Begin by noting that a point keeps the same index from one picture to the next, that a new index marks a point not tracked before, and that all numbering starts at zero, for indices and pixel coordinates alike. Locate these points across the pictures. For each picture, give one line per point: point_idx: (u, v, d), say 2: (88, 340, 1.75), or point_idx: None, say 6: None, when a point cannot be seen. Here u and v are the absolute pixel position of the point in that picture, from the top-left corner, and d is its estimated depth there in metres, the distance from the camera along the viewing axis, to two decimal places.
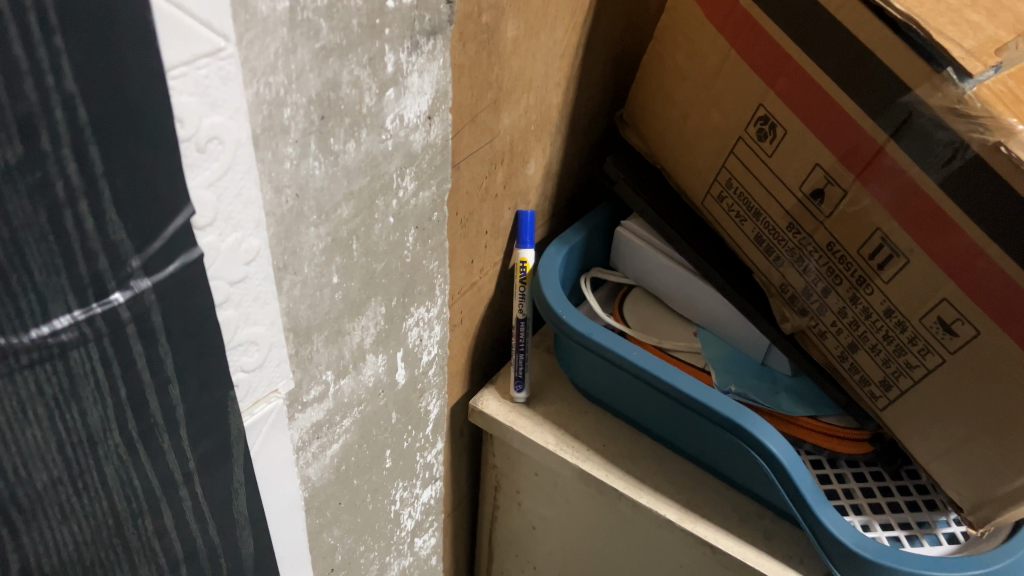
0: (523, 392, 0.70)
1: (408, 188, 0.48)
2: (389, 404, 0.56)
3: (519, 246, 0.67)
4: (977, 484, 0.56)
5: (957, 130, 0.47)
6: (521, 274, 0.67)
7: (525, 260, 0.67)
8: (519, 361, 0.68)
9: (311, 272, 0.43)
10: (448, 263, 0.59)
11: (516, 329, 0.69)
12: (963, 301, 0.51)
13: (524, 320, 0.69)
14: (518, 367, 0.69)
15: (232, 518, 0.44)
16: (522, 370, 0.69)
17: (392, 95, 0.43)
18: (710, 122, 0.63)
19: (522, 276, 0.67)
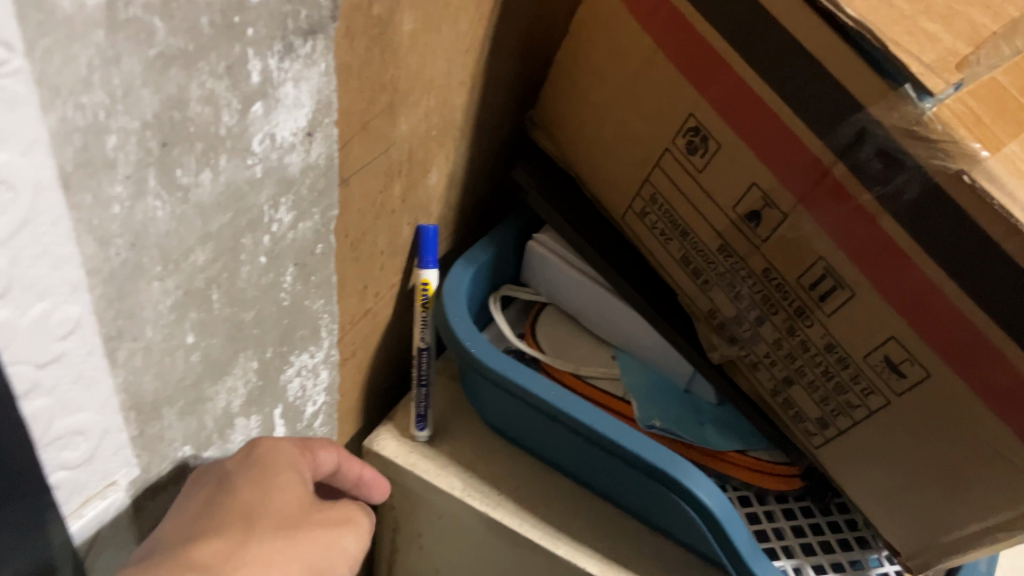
0: (425, 430, 0.62)
1: (283, 221, 0.39)
2: None
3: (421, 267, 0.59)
4: (921, 529, 0.53)
5: (914, 154, 0.42)
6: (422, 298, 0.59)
7: (427, 282, 0.59)
8: (421, 398, 0.61)
9: (156, 336, 0.34)
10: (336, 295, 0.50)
11: (416, 360, 0.61)
12: (914, 340, 0.46)
13: (427, 350, 0.61)
14: (422, 406, 0.61)
15: None
16: (422, 408, 0.61)
17: (259, 110, 0.34)
18: (633, 131, 0.56)
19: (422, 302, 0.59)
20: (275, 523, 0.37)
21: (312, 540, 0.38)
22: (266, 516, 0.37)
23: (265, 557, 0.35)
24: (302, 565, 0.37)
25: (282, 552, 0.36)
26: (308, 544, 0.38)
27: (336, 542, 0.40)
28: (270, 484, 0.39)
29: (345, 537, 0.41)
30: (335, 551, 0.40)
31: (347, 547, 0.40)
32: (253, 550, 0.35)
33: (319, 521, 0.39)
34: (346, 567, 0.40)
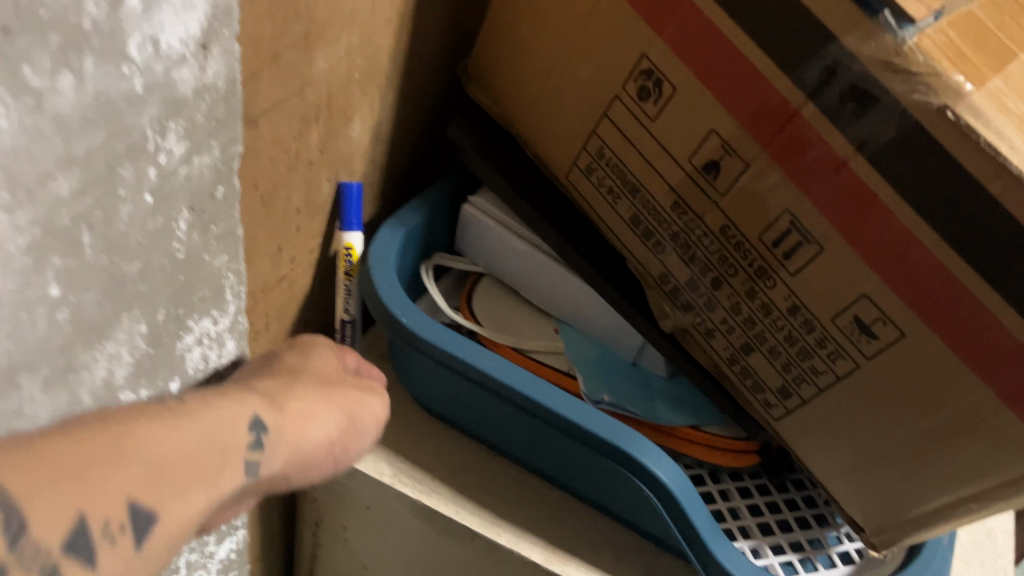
0: None
1: (173, 151, 0.32)
2: None
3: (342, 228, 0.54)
4: (885, 505, 0.50)
5: (893, 89, 0.38)
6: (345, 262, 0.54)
7: (351, 246, 0.54)
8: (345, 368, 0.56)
9: (6, 286, 0.27)
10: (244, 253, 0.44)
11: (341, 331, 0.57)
12: (887, 298, 0.43)
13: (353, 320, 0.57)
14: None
15: None
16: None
17: (137, 4, 0.27)
18: (578, 77, 0.51)
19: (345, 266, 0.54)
20: (317, 378, 0.38)
21: (343, 394, 0.38)
22: (306, 374, 0.37)
23: (302, 402, 0.35)
24: (335, 414, 0.36)
25: (322, 399, 0.36)
26: (340, 397, 0.37)
27: (361, 405, 0.38)
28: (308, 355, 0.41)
29: (371, 404, 0.40)
30: (362, 415, 0.38)
31: (370, 412, 0.39)
32: (300, 386, 0.36)
33: (347, 383, 0.39)
34: (370, 436, 0.39)
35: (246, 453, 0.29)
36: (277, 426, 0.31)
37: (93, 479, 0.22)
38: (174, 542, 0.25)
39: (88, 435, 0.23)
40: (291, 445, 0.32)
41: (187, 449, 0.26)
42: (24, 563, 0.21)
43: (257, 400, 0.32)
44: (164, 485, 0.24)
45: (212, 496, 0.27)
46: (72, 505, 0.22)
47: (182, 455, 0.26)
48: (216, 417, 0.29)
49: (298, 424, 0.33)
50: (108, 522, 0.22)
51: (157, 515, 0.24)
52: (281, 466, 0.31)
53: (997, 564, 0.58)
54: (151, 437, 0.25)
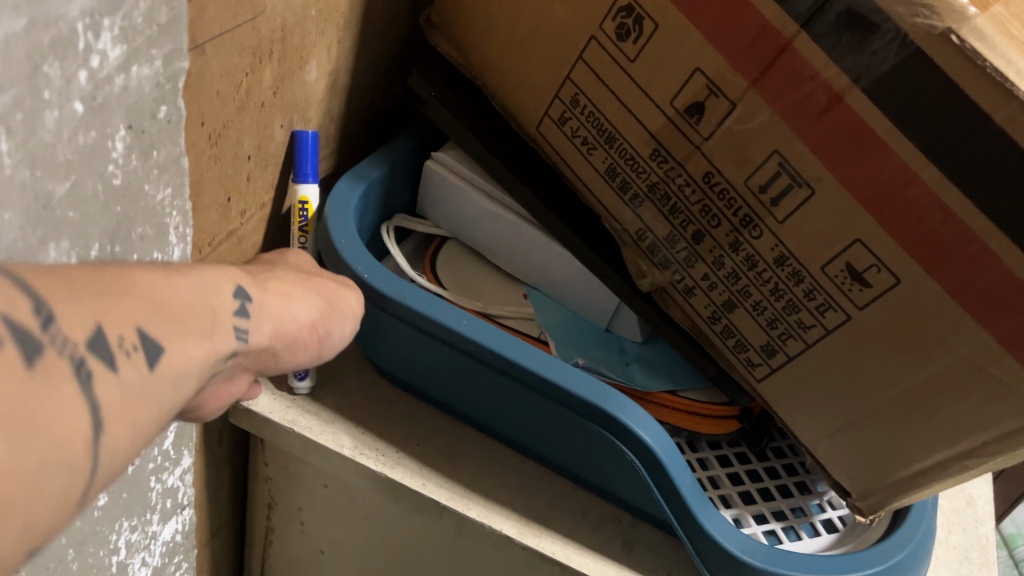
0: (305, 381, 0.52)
1: (107, 54, 0.28)
2: None
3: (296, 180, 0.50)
4: (873, 467, 0.47)
5: (894, 14, 0.36)
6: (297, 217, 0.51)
7: (306, 200, 0.50)
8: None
9: None
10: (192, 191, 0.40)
11: None
12: (882, 242, 0.40)
13: None
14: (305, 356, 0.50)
15: None
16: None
17: None
18: (551, 19, 0.48)
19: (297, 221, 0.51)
20: (296, 269, 0.39)
21: (320, 279, 0.38)
22: (287, 265, 0.39)
23: (281, 282, 0.35)
24: (314, 295, 0.37)
25: (297, 282, 0.36)
26: (317, 281, 0.38)
27: (340, 291, 0.39)
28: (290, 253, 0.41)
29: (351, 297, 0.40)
30: (341, 298, 0.38)
31: (350, 301, 0.39)
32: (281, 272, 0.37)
33: (327, 274, 0.40)
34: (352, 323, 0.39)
35: (234, 319, 0.30)
36: (258, 294, 0.33)
37: (104, 304, 0.25)
38: (179, 378, 0.27)
39: (94, 276, 0.25)
40: (274, 315, 0.33)
41: (182, 298, 0.28)
42: (55, 350, 0.23)
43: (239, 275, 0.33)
44: (165, 319, 0.26)
45: (206, 345, 0.28)
46: (90, 315, 0.24)
47: (180, 304, 0.28)
48: (204, 280, 0.30)
49: (279, 297, 0.34)
50: (122, 335, 0.24)
51: (161, 346, 0.26)
52: (267, 336, 0.32)
53: (979, 530, 0.57)
54: (145, 280, 0.27)
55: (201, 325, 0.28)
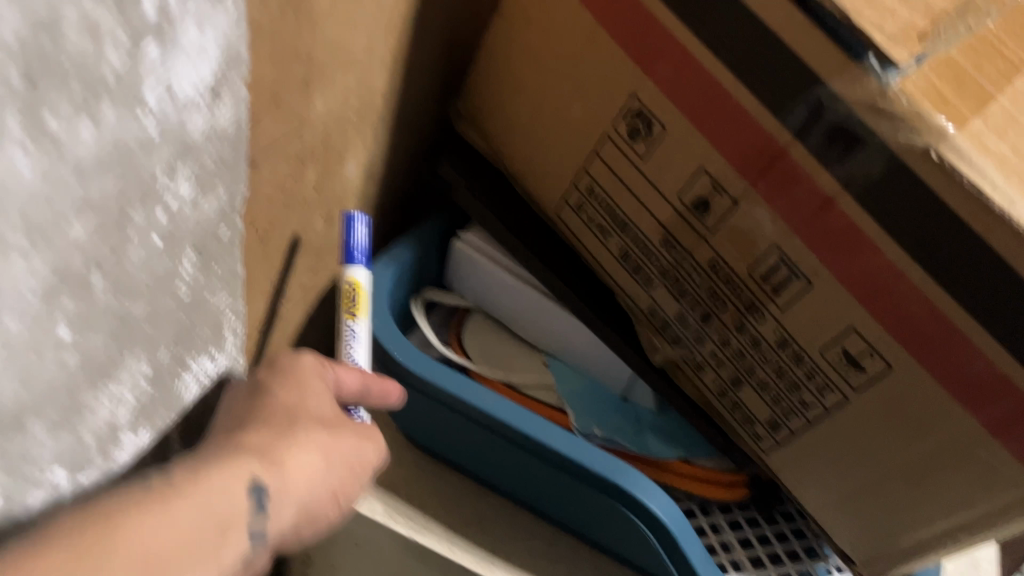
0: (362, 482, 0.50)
1: (183, 195, 0.33)
2: None
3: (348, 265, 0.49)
4: (878, 533, 0.50)
5: (879, 131, 0.39)
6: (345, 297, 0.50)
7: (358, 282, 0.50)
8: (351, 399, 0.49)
9: (21, 331, 0.27)
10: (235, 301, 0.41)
11: None
12: (876, 332, 0.44)
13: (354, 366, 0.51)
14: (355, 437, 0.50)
15: None
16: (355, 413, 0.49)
17: (154, 53, 0.28)
18: (569, 118, 0.52)
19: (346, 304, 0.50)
20: (315, 421, 0.40)
21: (342, 437, 0.40)
22: (309, 417, 0.40)
23: (302, 462, 0.37)
24: (331, 468, 0.38)
25: (318, 447, 0.38)
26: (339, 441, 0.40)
27: (358, 444, 0.41)
28: (306, 384, 0.41)
29: (369, 445, 0.42)
30: (362, 454, 0.41)
31: (371, 452, 0.41)
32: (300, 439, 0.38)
33: (347, 424, 0.41)
34: (371, 472, 0.41)
35: (248, 526, 0.33)
36: (276, 492, 0.35)
37: None
38: None
39: (84, 546, 0.27)
40: (294, 504, 0.36)
41: (181, 534, 0.30)
42: None
43: (253, 463, 0.35)
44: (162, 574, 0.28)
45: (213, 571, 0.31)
46: None
47: (182, 539, 0.30)
48: (206, 496, 0.32)
49: (299, 481, 0.36)
50: None
51: None
52: (285, 524, 0.35)
53: None
54: (138, 534, 0.29)
55: (205, 550, 0.31)
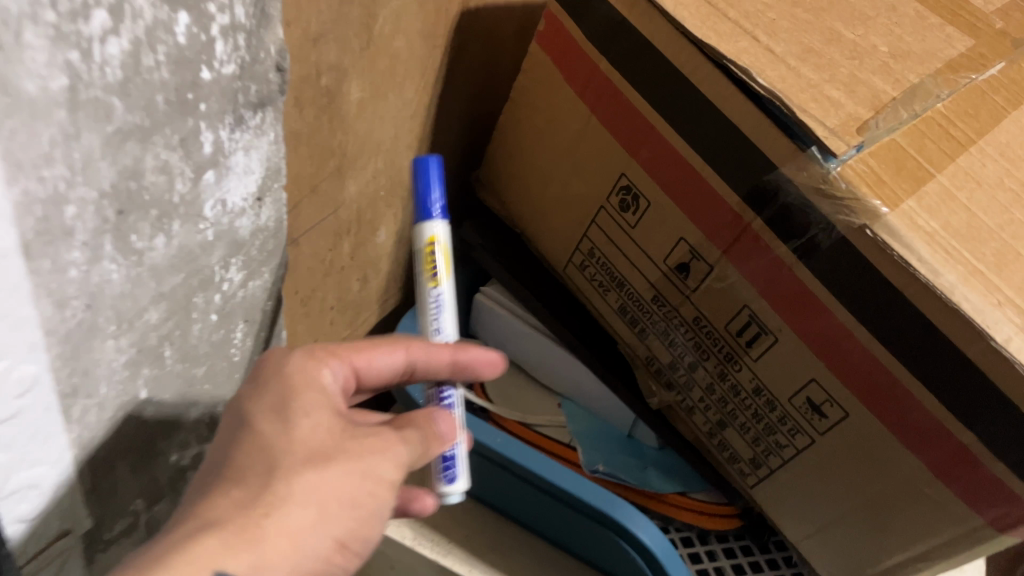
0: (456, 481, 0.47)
1: (234, 280, 0.41)
2: None
3: (423, 218, 0.46)
4: (852, 562, 0.55)
5: (822, 211, 0.46)
6: (418, 256, 0.47)
7: (434, 238, 0.46)
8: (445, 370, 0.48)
9: (110, 392, 0.36)
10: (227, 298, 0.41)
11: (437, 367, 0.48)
12: (833, 382, 0.50)
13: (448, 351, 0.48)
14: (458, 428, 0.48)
15: None
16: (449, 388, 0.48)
17: (211, 178, 0.36)
18: (570, 190, 0.60)
19: (425, 264, 0.46)
20: (300, 462, 0.36)
21: (346, 475, 0.37)
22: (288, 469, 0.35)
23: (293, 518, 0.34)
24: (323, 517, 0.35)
25: (314, 505, 0.35)
26: (342, 487, 0.36)
27: (372, 470, 0.38)
28: (293, 415, 0.37)
29: (379, 467, 0.38)
30: (373, 481, 0.38)
31: (388, 470, 0.39)
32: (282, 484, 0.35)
33: (346, 454, 0.37)
34: (392, 493, 0.39)
35: None
36: None
37: None
38: None
39: None
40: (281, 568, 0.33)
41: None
42: None
43: (219, 546, 0.32)
44: None
45: None
46: None
47: None
48: None
49: (282, 553, 0.34)
50: None
51: None
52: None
53: None
54: None
55: None
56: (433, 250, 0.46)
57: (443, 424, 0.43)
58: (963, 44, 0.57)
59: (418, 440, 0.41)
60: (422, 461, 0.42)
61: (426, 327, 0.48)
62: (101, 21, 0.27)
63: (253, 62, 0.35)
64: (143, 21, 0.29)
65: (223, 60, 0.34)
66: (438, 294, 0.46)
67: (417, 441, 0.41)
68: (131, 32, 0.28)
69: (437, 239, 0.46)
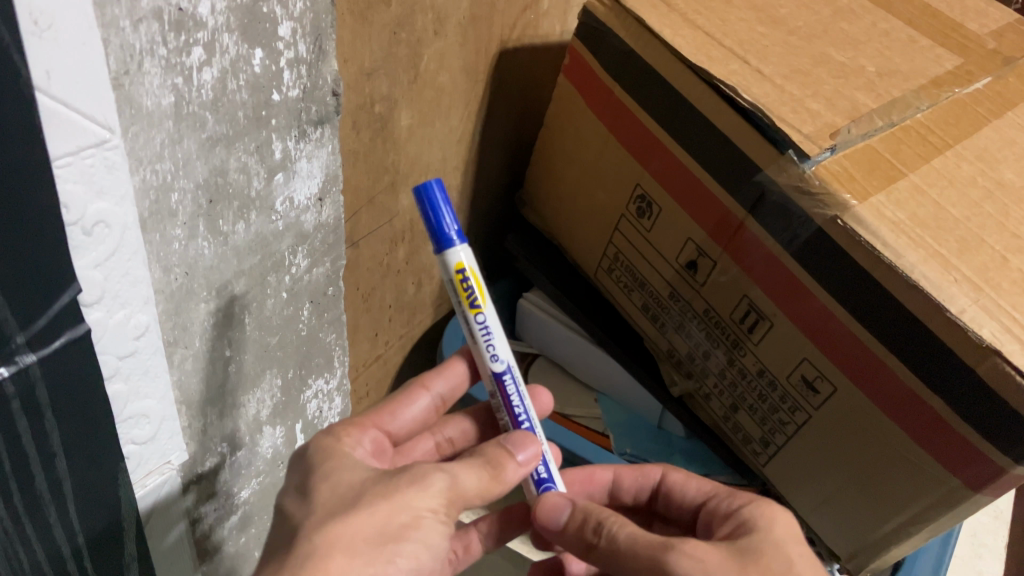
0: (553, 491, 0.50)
1: (301, 265, 0.51)
2: (277, 477, 0.62)
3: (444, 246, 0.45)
4: (854, 533, 0.60)
5: (803, 207, 0.52)
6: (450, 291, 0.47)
7: (462, 265, 0.46)
8: (511, 391, 0.49)
9: (202, 346, 0.46)
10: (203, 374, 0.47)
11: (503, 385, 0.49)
12: (822, 360, 0.56)
13: (510, 372, 0.48)
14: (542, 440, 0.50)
15: (121, 563, 0.48)
16: (521, 406, 0.49)
17: (280, 179, 0.46)
18: (595, 201, 0.68)
19: (461, 297, 0.46)
20: (323, 518, 0.39)
21: (373, 516, 0.38)
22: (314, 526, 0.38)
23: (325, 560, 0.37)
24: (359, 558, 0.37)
25: (343, 550, 0.37)
26: (370, 526, 0.38)
27: (405, 506, 0.39)
28: (312, 487, 0.41)
29: (417, 500, 0.40)
30: (409, 515, 0.39)
31: (428, 501, 0.40)
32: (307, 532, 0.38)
33: (373, 494, 0.39)
34: (434, 521, 0.40)
35: None
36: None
37: None
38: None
39: None
40: None
41: None
42: None
43: None
44: None
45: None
46: None
47: None
48: None
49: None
50: None
51: None
52: None
53: None
54: None
55: None
56: (465, 278, 0.46)
57: (510, 438, 0.46)
58: (951, 63, 0.62)
59: (463, 474, 0.42)
60: (481, 491, 0.42)
61: (481, 357, 0.48)
62: (198, 56, 0.37)
63: (313, 88, 0.45)
64: (228, 56, 0.39)
65: (289, 86, 0.43)
66: (483, 320, 0.47)
67: (462, 473, 0.42)
68: (220, 63, 0.38)
69: (465, 263, 0.46)
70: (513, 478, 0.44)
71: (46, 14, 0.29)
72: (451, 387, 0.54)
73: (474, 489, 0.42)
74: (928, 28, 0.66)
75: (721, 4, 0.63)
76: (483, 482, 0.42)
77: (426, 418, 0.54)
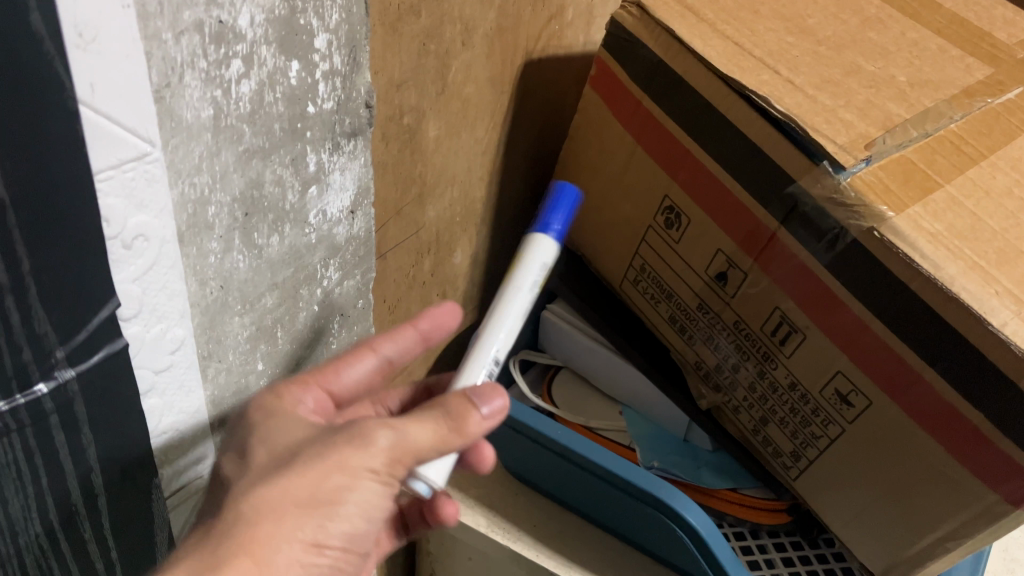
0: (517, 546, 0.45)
1: (333, 277, 0.51)
2: None
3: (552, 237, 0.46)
4: (887, 549, 0.59)
5: (837, 218, 0.52)
6: (532, 273, 0.45)
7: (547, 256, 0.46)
8: None
9: (235, 360, 0.46)
10: (235, 387, 0.47)
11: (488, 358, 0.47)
12: (857, 373, 0.55)
13: None
14: None
15: None
16: None
17: (314, 192, 0.46)
18: (622, 213, 0.68)
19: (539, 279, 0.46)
20: (261, 477, 0.38)
21: (305, 477, 0.37)
22: (255, 482, 0.38)
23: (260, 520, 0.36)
24: (291, 517, 0.36)
25: (285, 512, 0.36)
26: (304, 488, 0.37)
27: (342, 466, 0.38)
28: (256, 454, 0.40)
29: (355, 459, 0.38)
30: (346, 476, 0.38)
31: (368, 459, 0.38)
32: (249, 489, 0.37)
33: (309, 454, 0.38)
34: (373, 481, 0.38)
35: None
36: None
37: None
38: None
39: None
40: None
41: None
42: None
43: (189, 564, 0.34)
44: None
45: None
46: None
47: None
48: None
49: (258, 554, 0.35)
50: None
51: None
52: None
53: None
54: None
55: None
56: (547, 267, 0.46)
57: (476, 389, 0.41)
58: (982, 72, 0.62)
59: (413, 429, 0.39)
60: (434, 446, 0.39)
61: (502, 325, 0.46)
62: (236, 68, 0.37)
63: (348, 99, 0.45)
64: (266, 67, 0.38)
65: (325, 98, 0.43)
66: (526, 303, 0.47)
67: (412, 427, 0.39)
68: (258, 75, 0.38)
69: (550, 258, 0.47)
70: (478, 431, 0.40)
71: (91, 27, 0.29)
72: (402, 352, 0.51)
73: (426, 444, 0.39)
74: (957, 37, 0.65)
75: (749, 14, 0.62)
76: (436, 438, 0.39)
77: (372, 381, 0.52)
